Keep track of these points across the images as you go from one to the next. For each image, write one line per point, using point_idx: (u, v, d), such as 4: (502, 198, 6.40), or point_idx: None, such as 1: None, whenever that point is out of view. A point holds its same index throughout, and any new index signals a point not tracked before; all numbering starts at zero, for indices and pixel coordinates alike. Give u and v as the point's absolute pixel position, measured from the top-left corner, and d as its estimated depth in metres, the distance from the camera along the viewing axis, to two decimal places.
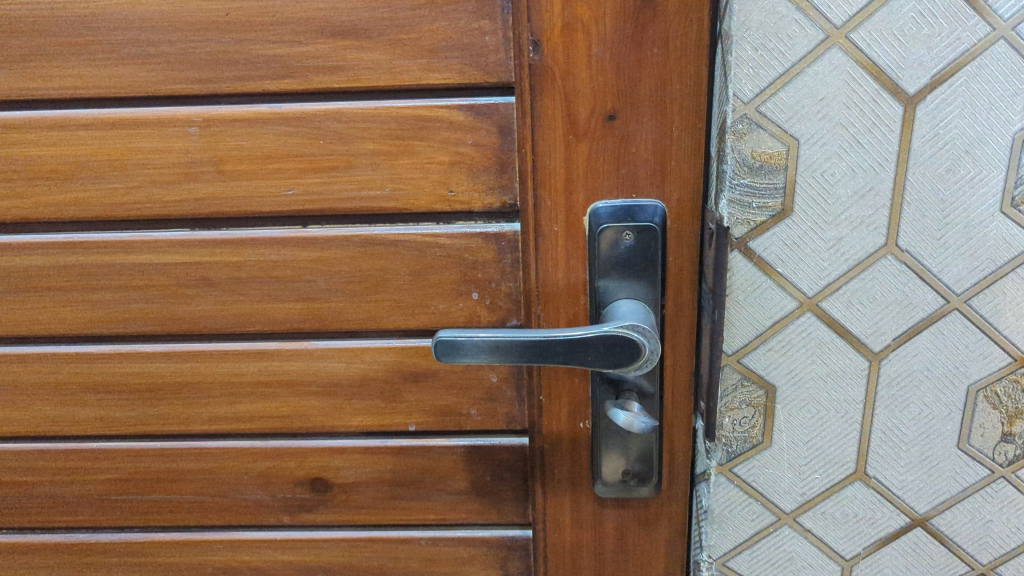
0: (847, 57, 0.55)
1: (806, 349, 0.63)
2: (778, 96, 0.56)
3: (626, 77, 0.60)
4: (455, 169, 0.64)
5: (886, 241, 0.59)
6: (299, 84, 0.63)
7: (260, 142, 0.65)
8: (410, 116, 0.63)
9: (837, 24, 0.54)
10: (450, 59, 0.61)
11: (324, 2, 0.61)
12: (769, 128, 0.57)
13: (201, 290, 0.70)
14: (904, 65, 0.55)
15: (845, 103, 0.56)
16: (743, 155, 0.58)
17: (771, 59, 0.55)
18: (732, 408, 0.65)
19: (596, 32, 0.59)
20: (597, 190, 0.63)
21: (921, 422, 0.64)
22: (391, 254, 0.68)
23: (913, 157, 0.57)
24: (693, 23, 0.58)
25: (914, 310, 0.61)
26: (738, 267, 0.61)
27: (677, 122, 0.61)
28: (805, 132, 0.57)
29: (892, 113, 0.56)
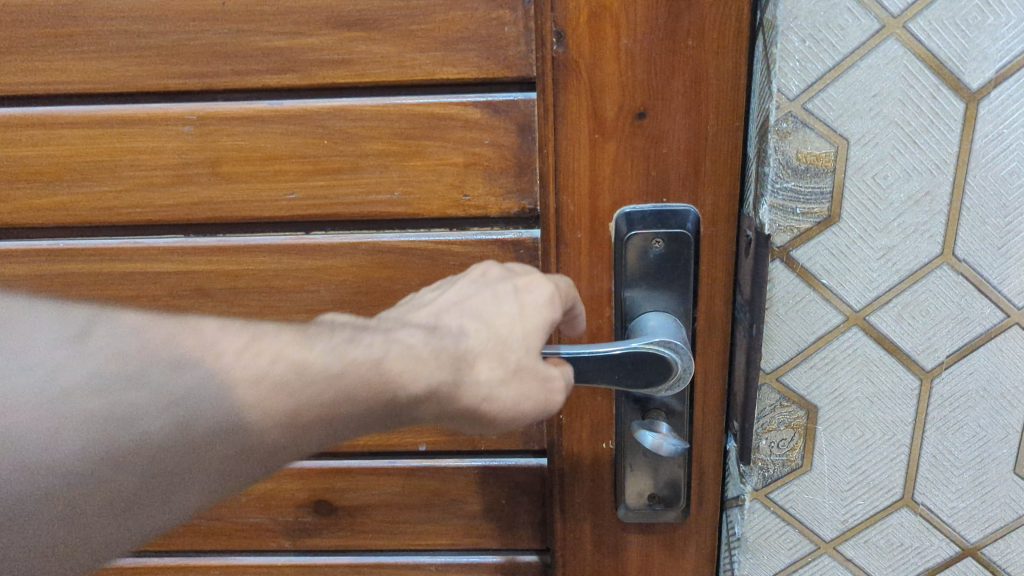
0: (904, 48, 0.50)
1: (852, 367, 0.58)
2: (827, 92, 0.51)
3: (658, 71, 0.54)
4: (470, 171, 0.59)
5: (942, 250, 0.54)
6: (301, 79, 0.58)
7: (259, 142, 0.60)
8: (422, 114, 0.58)
9: (894, 12, 0.49)
10: (466, 52, 0.56)
11: None
12: (816, 127, 0.52)
13: (197, 300, 0.65)
14: (967, 58, 0.50)
15: (900, 100, 0.51)
16: (787, 156, 0.53)
17: (819, 52, 0.50)
18: (771, 429, 0.61)
19: (627, 21, 0.53)
20: (624, 194, 0.58)
21: (975, 445, 0.59)
22: (401, 263, 0.63)
23: (974, 160, 0.52)
24: (732, 12, 0.52)
25: (970, 324, 0.56)
26: (779, 278, 0.56)
27: (713, 120, 0.55)
28: (855, 131, 0.52)
29: (951, 111, 0.51)
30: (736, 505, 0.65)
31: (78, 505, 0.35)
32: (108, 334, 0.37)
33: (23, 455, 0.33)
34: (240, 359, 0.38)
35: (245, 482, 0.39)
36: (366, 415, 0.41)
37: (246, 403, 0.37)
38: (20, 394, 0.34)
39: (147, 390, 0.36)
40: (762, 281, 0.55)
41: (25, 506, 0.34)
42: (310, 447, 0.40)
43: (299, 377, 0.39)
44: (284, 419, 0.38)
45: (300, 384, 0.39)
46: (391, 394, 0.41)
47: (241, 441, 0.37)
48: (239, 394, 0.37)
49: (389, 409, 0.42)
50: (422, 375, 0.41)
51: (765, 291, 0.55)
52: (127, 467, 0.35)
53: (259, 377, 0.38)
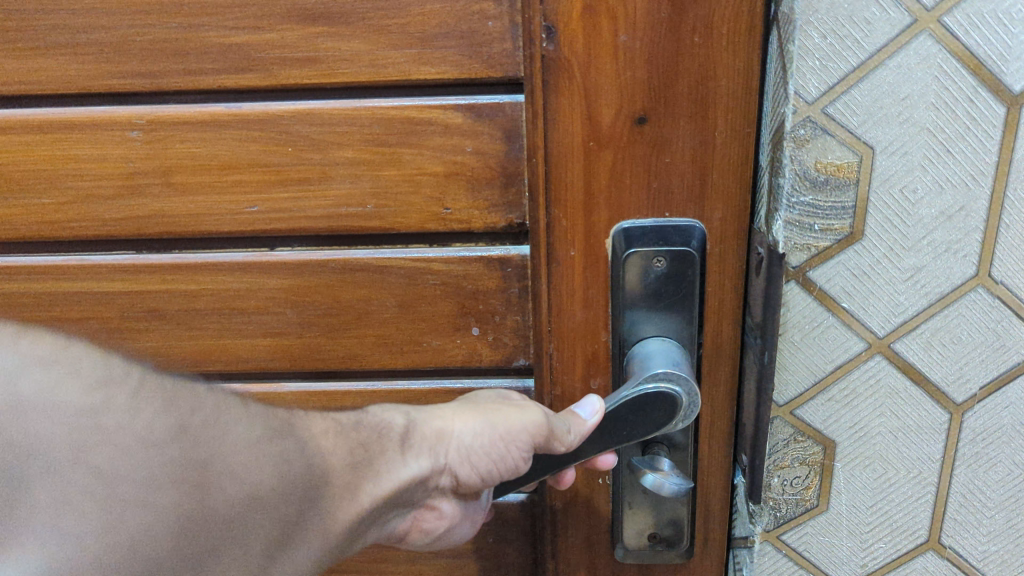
0: (939, 45, 0.44)
1: (873, 400, 0.53)
2: (851, 95, 0.45)
3: (660, 71, 0.49)
4: (451, 182, 0.54)
5: (977, 271, 0.49)
6: (261, 79, 0.52)
7: (216, 149, 0.54)
8: (397, 118, 0.52)
9: (929, 4, 0.43)
10: (445, 49, 0.50)
11: None
12: (838, 134, 0.46)
13: (153, 322, 0.59)
14: (1010, 57, 0.44)
15: (933, 104, 0.45)
16: (805, 166, 0.47)
17: (843, 49, 0.44)
18: (783, 467, 0.56)
19: (626, 17, 0.47)
20: (622, 207, 0.52)
21: (1008, 484, 0.55)
22: (375, 282, 0.57)
23: (1015, 170, 0.46)
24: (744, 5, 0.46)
25: (1006, 353, 0.51)
26: (792, 301, 0.51)
27: (721, 126, 0.49)
28: (882, 139, 0.46)
29: (990, 116, 0.45)
30: (744, 546, 0.60)
31: (254, 546, 0.33)
32: (260, 409, 0.37)
33: (230, 490, 0.32)
34: (313, 419, 0.40)
35: (350, 532, 0.39)
36: (388, 456, 0.43)
37: (326, 449, 0.39)
38: (246, 443, 0.34)
39: (297, 437, 0.37)
40: (775, 307, 0.48)
41: (228, 542, 0.32)
42: (375, 495, 0.41)
43: (344, 424, 0.42)
44: (346, 461, 0.39)
45: (349, 430, 0.42)
46: (390, 433, 0.45)
47: (337, 484, 0.38)
48: (320, 442, 0.39)
49: (399, 445, 0.44)
50: (397, 414, 0.46)
51: (778, 315, 0.49)
52: (295, 499, 0.35)
53: (326, 431, 0.40)
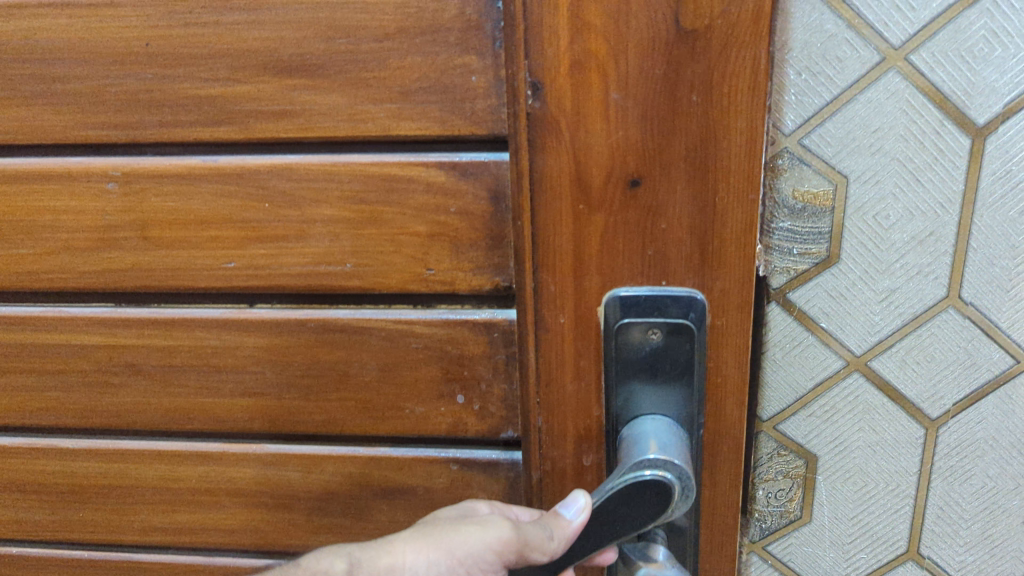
0: (907, 82, 0.44)
1: (851, 414, 0.53)
2: (826, 126, 0.46)
3: (654, 132, 0.44)
4: (434, 243, 0.50)
5: (948, 292, 0.48)
6: (237, 132, 0.50)
7: (192, 203, 0.52)
8: (377, 175, 0.49)
9: (895, 42, 0.44)
10: (426, 104, 0.47)
11: (266, 29, 0.47)
12: (813, 164, 0.47)
13: (130, 377, 0.58)
14: (974, 92, 0.44)
15: (903, 134, 0.45)
16: (782, 195, 0.48)
17: (817, 85, 0.45)
18: (768, 479, 0.55)
19: (616, 73, 0.43)
20: (615, 274, 0.48)
21: (984, 497, 0.54)
22: (355, 345, 0.54)
23: (981, 200, 0.46)
24: (748, 64, 0.42)
25: (978, 370, 0.50)
26: (774, 322, 0.51)
27: (723, 192, 0.45)
28: (855, 168, 0.46)
29: (957, 147, 0.45)
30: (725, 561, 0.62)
31: None
32: None
33: None
34: None
35: None
36: None
37: None
38: None
39: None
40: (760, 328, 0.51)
41: None
42: None
43: None
44: None
45: None
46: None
47: None
48: None
49: None
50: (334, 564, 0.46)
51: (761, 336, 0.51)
52: None
53: None
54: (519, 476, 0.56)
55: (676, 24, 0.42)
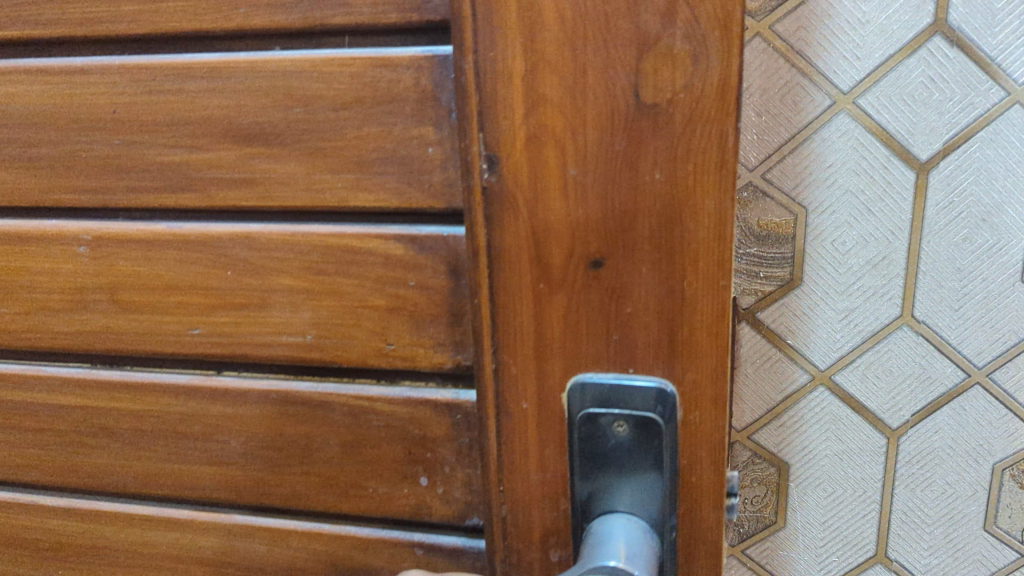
0: (855, 121, 0.69)
1: (821, 424, 0.79)
2: (785, 161, 0.72)
3: (617, 209, 0.41)
4: (393, 318, 0.48)
5: (902, 313, 0.74)
6: (199, 198, 0.49)
7: (159, 269, 0.51)
8: (335, 247, 0.48)
9: (845, 89, 0.68)
10: (384, 175, 0.45)
11: (226, 97, 0.46)
12: (774, 197, 0.73)
13: (102, 439, 0.57)
14: (915, 131, 0.68)
15: (853, 168, 0.70)
16: (752, 224, 0.74)
17: (777, 125, 0.71)
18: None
19: (574, 148, 0.40)
20: (578, 360, 0.44)
21: (943, 499, 0.79)
22: (318, 418, 0.52)
23: (928, 225, 0.70)
24: (713, 143, 0.38)
25: (934, 383, 0.75)
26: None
27: (691, 277, 0.41)
28: (812, 202, 0.72)
29: (904, 179, 0.70)
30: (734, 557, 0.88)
31: None
32: None
33: None
34: None
35: None
36: None
37: None
38: None
39: None
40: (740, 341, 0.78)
41: None
42: None
43: None
44: None
45: None
46: None
47: None
48: None
49: None
50: None
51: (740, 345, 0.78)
52: None
53: None
54: (485, 567, 0.52)
55: (635, 98, 0.39)
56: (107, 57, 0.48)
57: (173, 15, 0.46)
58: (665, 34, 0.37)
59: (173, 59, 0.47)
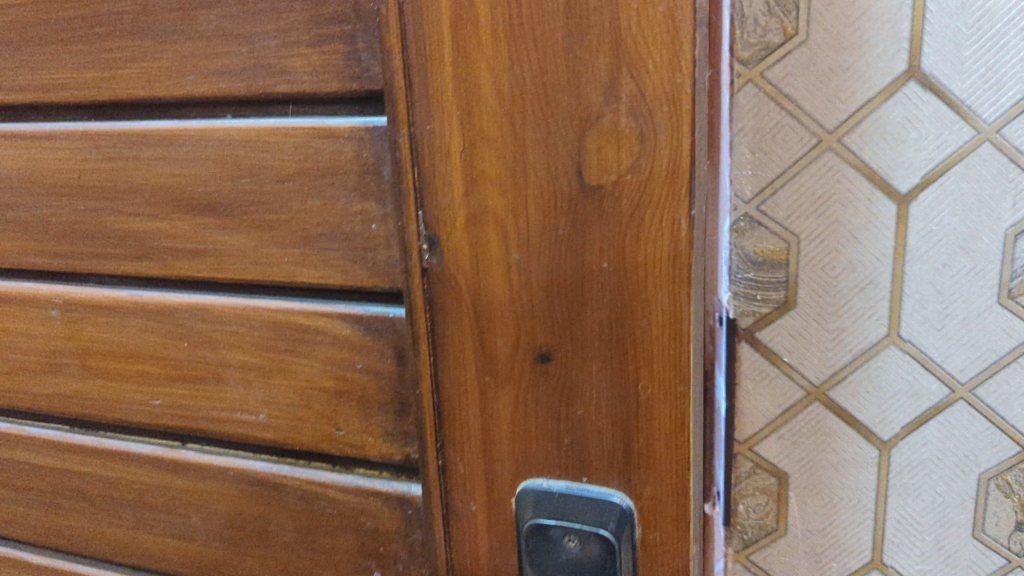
0: (847, 163, 0.42)
1: None
2: (775, 198, 0.43)
3: (561, 297, 0.35)
4: (342, 401, 0.45)
5: None
6: (156, 267, 0.48)
7: (123, 336, 0.51)
8: (283, 323, 0.46)
9: (828, 125, 0.41)
10: (328, 251, 0.43)
11: (178, 167, 0.46)
12: (766, 224, 0.44)
13: (76, 501, 0.56)
14: (890, 164, 0.41)
15: (869, 201, 0.42)
16: (737, 251, 0.45)
17: (762, 163, 0.43)
18: (744, 495, 0.48)
19: (516, 230, 0.35)
20: (527, 463, 0.38)
21: None
22: (273, 501, 0.49)
23: (909, 251, 0.42)
24: (664, 234, 0.33)
25: None
26: (739, 360, 0.46)
27: (645, 380, 0.35)
28: (810, 230, 0.43)
29: (878, 216, 0.42)
30: None
31: None
32: None
33: None
34: None
35: None
36: None
37: None
38: None
39: None
40: None
41: None
42: None
43: None
44: None
45: None
46: None
47: None
48: None
49: None
50: None
51: None
52: None
53: None
54: None
55: (578, 177, 0.33)
56: (74, 123, 0.49)
57: (128, 83, 0.46)
58: (607, 109, 0.32)
59: (130, 126, 0.47)
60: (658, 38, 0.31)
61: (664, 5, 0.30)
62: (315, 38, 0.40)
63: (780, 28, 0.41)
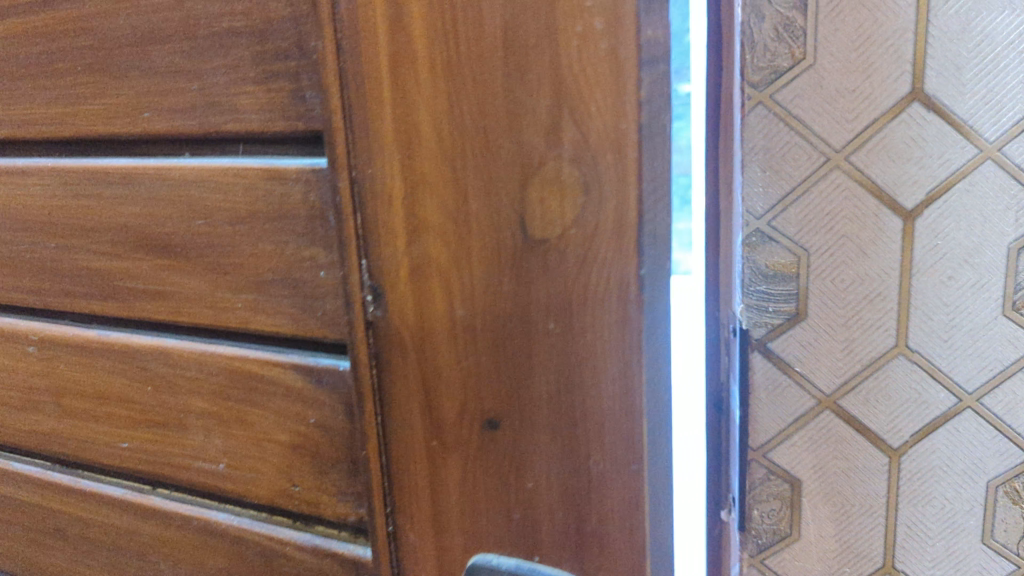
0: (850, 179, 0.42)
1: None
2: (786, 213, 0.43)
3: (505, 356, 0.31)
4: (296, 455, 0.43)
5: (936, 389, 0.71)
6: (119, 307, 0.48)
7: (92, 376, 0.50)
8: (238, 371, 0.44)
9: (836, 145, 0.42)
10: (279, 297, 0.40)
11: (138, 206, 0.45)
12: (779, 241, 0.44)
13: (55, 539, 0.56)
14: (897, 181, 0.42)
15: (865, 214, 0.42)
16: (745, 267, 0.45)
17: (768, 176, 0.43)
18: (760, 500, 0.48)
19: (459, 286, 0.31)
20: (478, 539, 0.34)
21: None
22: (235, 553, 0.47)
23: (918, 266, 0.42)
24: (613, 296, 0.29)
25: None
26: (751, 369, 0.46)
27: (598, 457, 0.31)
28: (817, 244, 0.43)
29: (888, 229, 0.42)
30: None
31: None
32: None
33: None
34: None
35: None
36: None
37: None
38: None
39: None
40: None
41: None
42: None
43: None
44: None
45: None
46: None
47: None
48: None
49: None
50: None
51: None
52: None
53: None
54: None
55: (521, 231, 0.29)
56: (47, 159, 0.49)
57: (87, 123, 0.46)
58: (548, 156, 0.28)
59: (94, 164, 0.47)
60: (601, 76, 0.27)
61: (607, 39, 0.26)
62: (262, 74, 0.38)
63: (788, 53, 0.41)
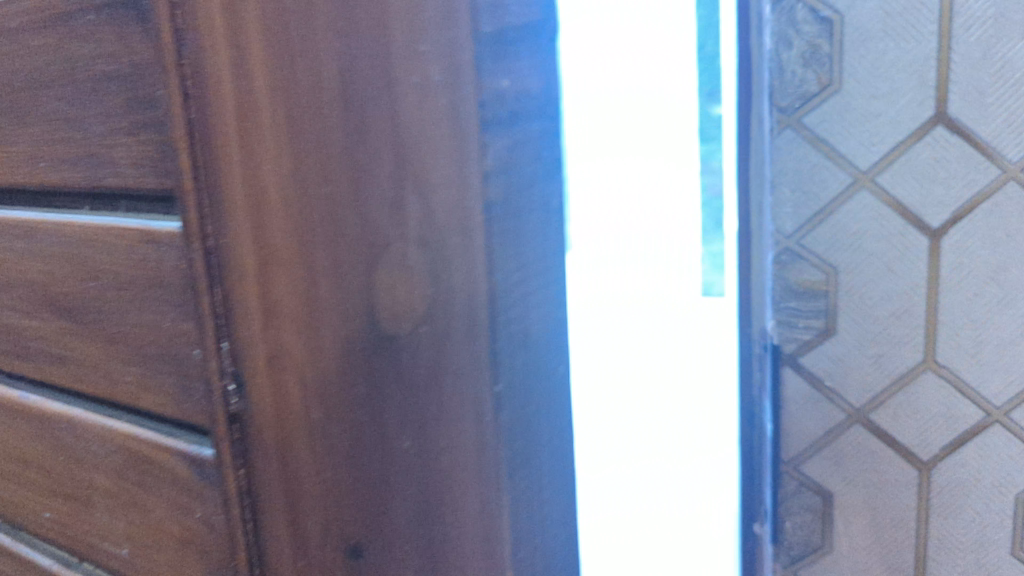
0: (875, 200, 0.55)
1: None
2: (815, 233, 0.57)
3: (376, 426, 0.30)
4: (188, 553, 0.37)
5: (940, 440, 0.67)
6: (31, 368, 0.45)
7: (16, 438, 0.48)
8: (133, 451, 0.39)
9: (863, 167, 0.55)
10: (163, 374, 0.36)
11: (38, 262, 0.41)
12: (809, 259, 0.57)
13: None
14: (925, 203, 0.54)
15: (878, 238, 0.55)
16: (787, 283, 0.58)
17: (804, 198, 0.57)
18: (792, 512, 0.61)
19: (311, 388, 0.29)
20: None
21: None
22: None
23: (944, 283, 0.54)
24: (463, 402, 0.32)
25: None
26: (786, 381, 0.59)
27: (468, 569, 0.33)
28: (844, 262, 0.56)
29: (916, 245, 0.55)
30: None
31: None
32: None
33: None
34: None
35: None
36: None
37: None
38: None
39: None
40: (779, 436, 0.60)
41: None
42: None
43: None
44: None
45: None
46: None
47: None
48: None
49: None
50: None
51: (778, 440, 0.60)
52: None
53: None
54: None
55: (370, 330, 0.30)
56: None
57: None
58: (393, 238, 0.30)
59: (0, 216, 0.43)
60: None
61: (446, 96, 0.30)
62: (132, 123, 0.33)
63: (817, 80, 0.55)
